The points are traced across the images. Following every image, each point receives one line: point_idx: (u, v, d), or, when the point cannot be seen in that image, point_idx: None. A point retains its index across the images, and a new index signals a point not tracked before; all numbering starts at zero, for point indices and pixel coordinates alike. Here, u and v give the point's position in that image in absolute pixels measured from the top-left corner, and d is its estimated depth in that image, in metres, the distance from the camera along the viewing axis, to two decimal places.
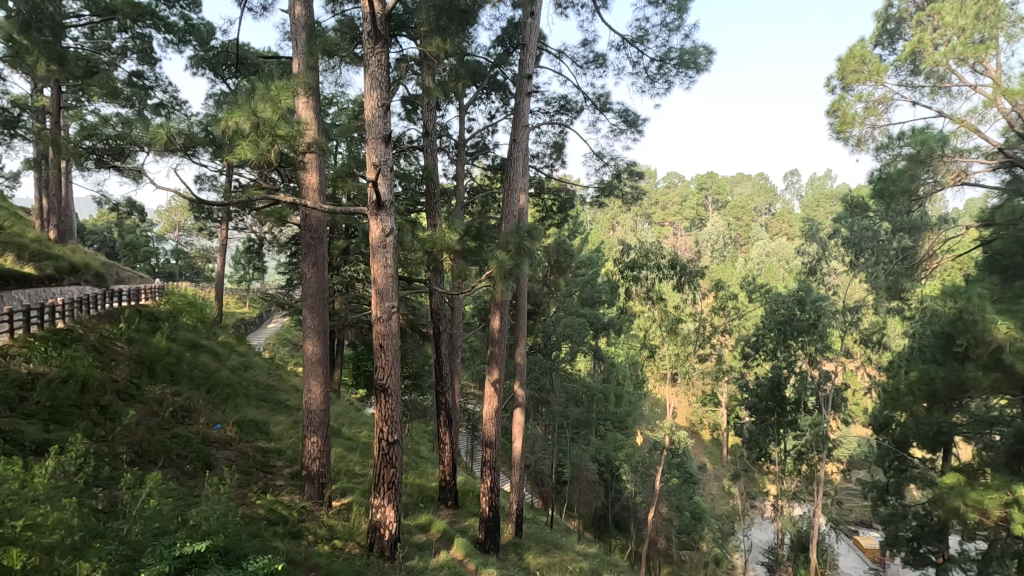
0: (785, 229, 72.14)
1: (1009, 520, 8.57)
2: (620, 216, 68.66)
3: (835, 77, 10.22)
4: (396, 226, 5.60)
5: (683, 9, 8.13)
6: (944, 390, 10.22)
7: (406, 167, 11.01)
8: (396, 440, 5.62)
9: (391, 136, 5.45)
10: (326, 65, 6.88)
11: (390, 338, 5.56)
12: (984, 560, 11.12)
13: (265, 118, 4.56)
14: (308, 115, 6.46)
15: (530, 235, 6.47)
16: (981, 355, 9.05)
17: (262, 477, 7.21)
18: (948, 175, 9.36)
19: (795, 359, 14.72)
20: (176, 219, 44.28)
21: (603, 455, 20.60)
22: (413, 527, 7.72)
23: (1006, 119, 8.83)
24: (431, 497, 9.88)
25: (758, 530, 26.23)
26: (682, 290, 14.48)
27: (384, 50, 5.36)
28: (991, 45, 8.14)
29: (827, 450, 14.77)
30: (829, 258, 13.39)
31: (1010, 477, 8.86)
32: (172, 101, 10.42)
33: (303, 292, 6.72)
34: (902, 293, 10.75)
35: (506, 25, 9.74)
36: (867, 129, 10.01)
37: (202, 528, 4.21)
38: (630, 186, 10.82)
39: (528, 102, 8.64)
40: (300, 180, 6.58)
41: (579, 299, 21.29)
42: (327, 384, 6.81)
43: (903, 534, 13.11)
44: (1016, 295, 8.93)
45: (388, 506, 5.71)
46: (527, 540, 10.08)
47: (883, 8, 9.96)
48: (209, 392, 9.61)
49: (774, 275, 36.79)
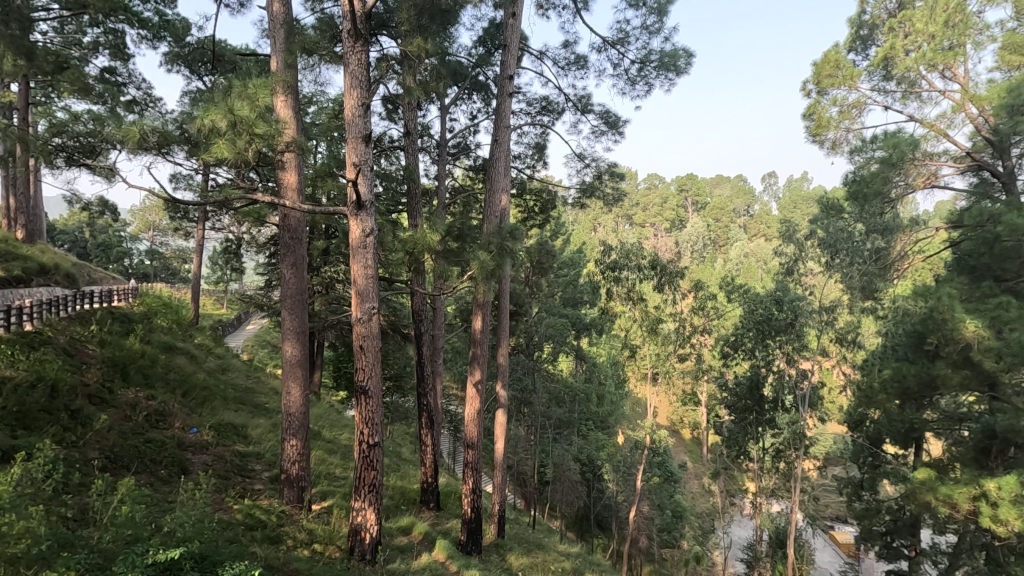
0: (763, 230, 73.42)
1: (977, 513, 8.80)
2: (601, 217, 69.07)
3: (811, 80, 10.43)
4: (376, 226, 5.53)
5: (662, 11, 8.21)
6: (916, 388, 10.37)
7: (387, 167, 10.95)
8: (377, 442, 5.56)
9: (371, 135, 5.39)
10: (305, 62, 6.79)
11: (371, 339, 5.50)
12: (955, 553, 11.41)
13: (242, 117, 4.46)
14: (286, 114, 6.38)
15: (512, 236, 6.47)
16: (952, 353, 9.30)
17: (239, 482, 7.08)
18: (919, 178, 9.69)
19: (773, 358, 14.95)
20: (150, 219, 43.39)
21: (585, 455, 20.70)
22: (395, 530, 7.66)
23: (973, 125, 9.12)
24: (413, 499, 9.81)
25: (737, 528, 26.69)
26: (663, 290, 14.64)
27: (364, 49, 5.34)
28: (959, 52, 8.45)
29: (804, 448, 15.08)
30: (806, 258, 13.62)
31: (979, 472, 9.12)
32: (146, 98, 10.17)
33: (282, 293, 6.63)
34: (876, 293, 11.00)
35: (488, 25, 9.73)
36: (842, 133, 10.23)
37: (177, 534, 4.11)
38: (612, 187, 10.88)
39: (509, 102, 8.63)
40: (279, 180, 6.50)
41: (561, 300, 21.38)
42: (306, 387, 6.72)
43: (877, 529, 13.41)
44: (983, 295, 9.22)
45: (369, 509, 5.65)
46: (509, 541, 10.09)
47: (857, 14, 10.15)
48: (185, 396, 9.40)
49: (751, 275, 37.42)
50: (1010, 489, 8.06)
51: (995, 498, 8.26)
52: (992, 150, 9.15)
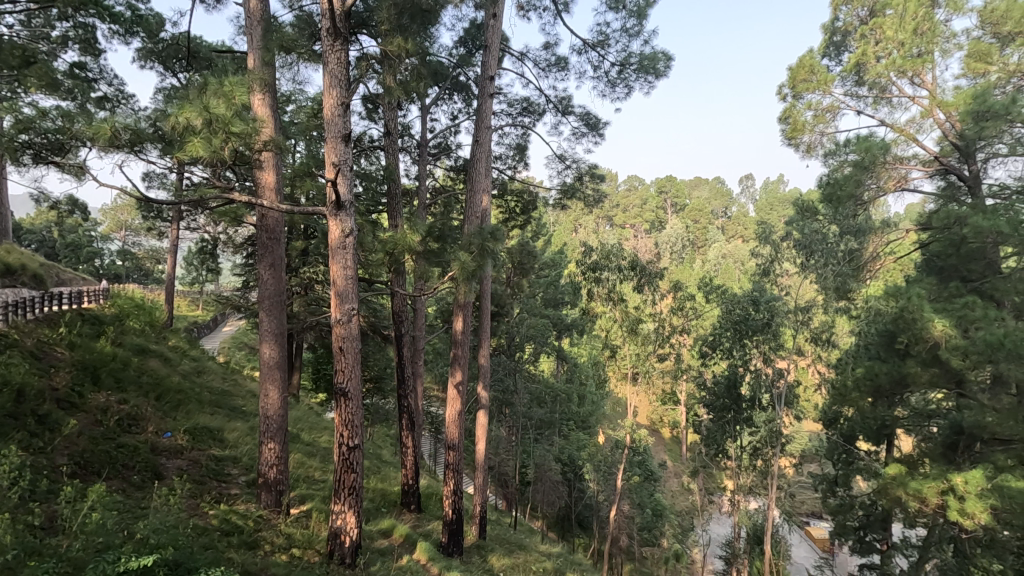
0: (740, 232, 74.64)
1: (945, 507, 9.05)
2: (582, 218, 69.71)
3: (786, 85, 10.65)
4: (356, 227, 5.48)
5: (642, 15, 8.29)
6: (888, 385, 10.62)
7: (367, 167, 10.88)
8: (357, 444, 5.51)
9: (351, 135, 5.34)
10: (283, 60, 6.70)
11: (350, 340, 5.44)
12: (925, 547, 11.70)
13: (218, 114, 4.38)
14: (264, 113, 6.32)
15: (493, 236, 6.45)
16: (921, 351, 9.58)
17: (215, 487, 6.94)
18: (890, 181, 9.97)
19: (750, 357, 15.16)
20: (122, 219, 42.45)
21: (566, 455, 20.76)
22: (375, 532, 7.59)
23: (941, 130, 9.42)
24: (393, 501, 9.74)
25: (716, 525, 27.16)
26: (642, 291, 14.76)
27: (344, 48, 5.30)
28: (927, 59, 8.74)
29: (781, 445, 15.34)
30: (782, 259, 13.88)
31: (947, 467, 9.37)
32: (117, 94, 9.91)
33: (260, 294, 6.54)
34: (849, 293, 11.25)
35: (469, 25, 9.72)
36: (817, 136, 10.46)
37: (150, 541, 4.03)
38: (592, 188, 10.96)
39: (490, 102, 8.64)
40: (256, 179, 6.42)
41: (543, 300, 21.45)
42: (284, 389, 6.63)
43: (851, 524, 13.68)
44: (951, 294, 9.56)
45: (349, 512, 5.58)
46: (491, 542, 10.07)
47: (831, 20, 10.35)
48: (158, 399, 9.18)
49: (729, 276, 38.08)
50: (977, 483, 8.36)
51: (962, 492, 8.51)
52: (958, 154, 9.49)
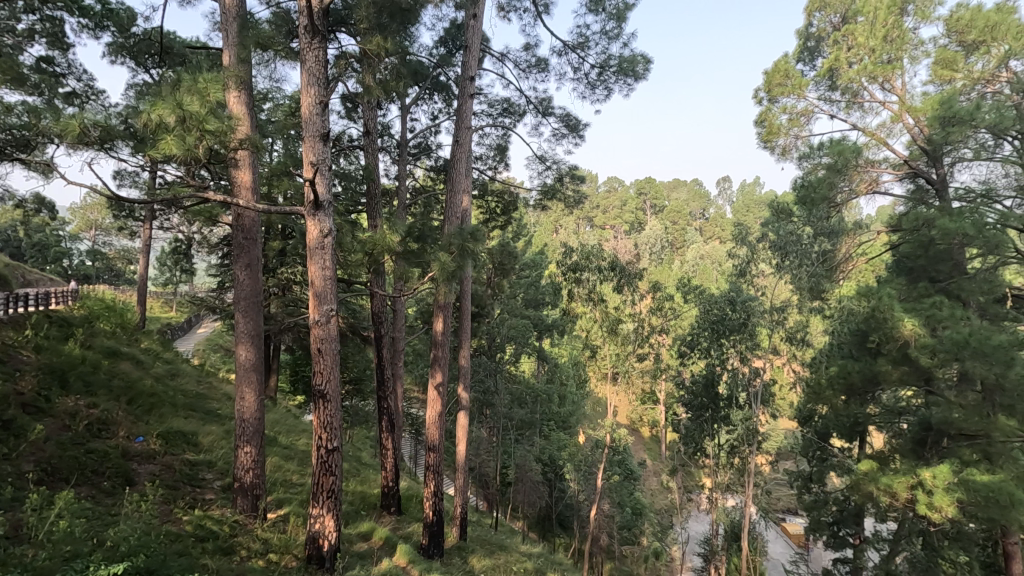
0: (718, 233, 75.78)
1: (914, 501, 9.27)
2: (562, 219, 70.12)
3: (762, 89, 10.86)
4: (334, 227, 5.42)
5: (621, 18, 8.36)
6: (860, 383, 10.86)
7: (346, 166, 10.79)
8: (336, 447, 5.44)
9: (330, 134, 5.28)
10: (259, 57, 6.61)
11: (328, 341, 5.37)
12: (895, 540, 11.99)
13: (192, 112, 4.27)
14: (239, 110, 6.24)
15: (474, 237, 6.42)
16: (892, 350, 9.84)
17: (190, 492, 6.80)
18: (862, 184, 10.25)
19: (727, 357, 15.37)
20: (92, 218, 41.36)
21: (547, 455, 20.84)
22: (354, 536, 7.50)
23: (910, 134, 9.69)
24: (373, 504, 9.64)
25: (695, 523, 27.58)
26: (622, 291, 14.85)
27: (322, 45, 5.24)
28: (897, 65, 9.01)
29: (757, 443, 15.55)
30: (758, 260, 14.18)
31: (916, 463, 9.61)
32: (87, 90, 9.64)
33: (235, 295, 6.43)
34: (823, 293, 11.50)
35: (449, 25, 9.71)
36: (791, 139, 10.68)
37: (120, 550, 3.95)
38: (572, 190, 11.00)
39: (470, 103, 8.62)
40: (231, 178, 6.34)
41: (523, 301, 21.48)
42: (261, 391, 6.54)
43: (825, 520, 13.96)
44: (920, 295, 9.84)
45: (327, 515, 5.50)
46: (472, 543, 10.04)
47: (805, 26, 10.55)
48: (130, 403, 8.95)
49: (708, 277, 38.66)
50: (944, 477, 8.61)
51: (930, 486, 8.73)
52: (926, 158, 9.76)
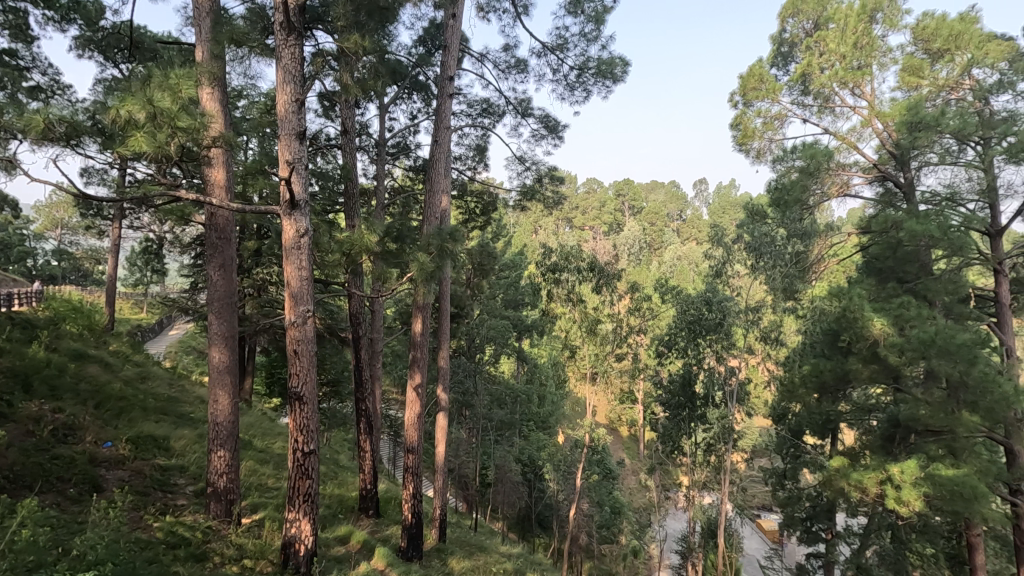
0: (695, 235, 76.82)
1: (883, 496, 9.50)
2: (541, 219, 70.35)
3: (737, 93, 11.05)
4: (311, 226, 5.35)
5: (600, 20, 8.42)
6: (832, 382, 11.08)
7: (323, 165, 10.66)
8: (312, 449, 5.37)
9: (306, 132, 5.21)
10: (233, 54, 6.50)
11: (305, 343, 5.29)
12: (865, 534, 12.28)
13: (163, 108, 4.16)
14: (213, 107, 6.13)
15: (452, 237, 6.40)
16: (862, 349, 10.09)
17: (161, 498, 6.62)
18: (833, 187, 10.56)
19: (704, 356, 15.57)
20: (58, 217, 40.07)
21: (526, 456, 20.87)
22: (331, 540, 7.40)
23: (879, 139, 9.97)
24: (351, 507, 9.53)
25: (672, 521, 27.95)
26: (601, 292, 14.94)
27: (298, 42, 5.17)
28: (866, 71, 9.28)
29: (732, 441, 15.75)
30: (733, 261, 14.46)
31: (885, 459, 9.84)
32: (53, 84, 9.34)
33: (209, 295, 6.30)
34: (796, 293, 11.74)
35: (428, 25, 9.68)
36: (765, 142, 10.89)
37: (87, 559, 3.84)
38: (551, 191, 11.04)
39: (449, 103, 8.59)
40: (203, 176, 6.27)
41: (503, 302, 21.46)
42: (235, 394, 6.41)
43: (798, 515, 14.23)
44: (889, 295, 10.12)
45: (304, 520, 5.41)
46: (452, 545, 9.99)
47: (779, 32, 10.76)
48: (98, 407, 8.69)
49: (685, 278, 39.19)
50: (912, 471, 8.82)
51: (899, 481, 8.94)
52: (895, 162, 10.05)
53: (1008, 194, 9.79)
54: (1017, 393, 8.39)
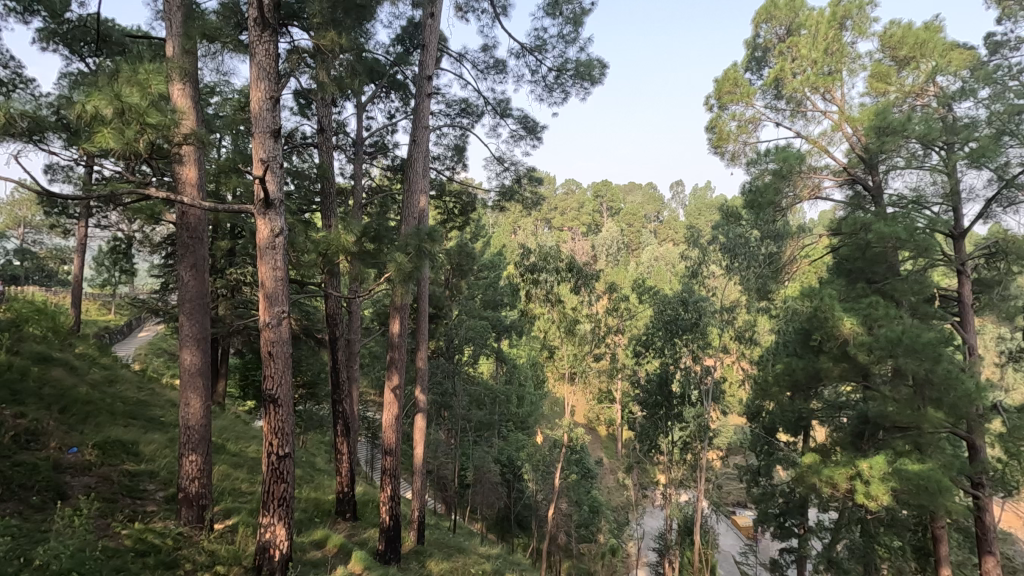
0: (671, 236, 77.69)
1: (853, 491, 9.74)
2: (520, 220, 70.50)
3: (713, 96, 11.22)
4: (286, 226, 5.26)
5: (578, 22, 8.47)
6: (804, 380, 11.32)
7: (299, 164, 10.50)
8: (288, 453, 5.28)
9: (281, 130, 5.12)
10: (205, 49, 6.35)
11: (280, 345, 5.20)
12: (836, 529, 12.58)
13: (132, 104, 4.04)
14: (184, 103, 5.99)
15: (431, 237, 6.36)
16: (833, 348, 10.33)
17: (129, 504, 6.44)
18: (805, 190, 10.80)
19: (680, 356, 15.77)
20: (20, 215, 38.72)
21: (505, 456, 20.87)
22: (308, 544, 7.29)
23: (849, 143, 10.23)
24: (327, 510, 9.41)
25: (650, 518, 28.26)
26: (579, 292, 15.01)
27: (273, 39, 5.09)
28: (837, 77, 9.52)
29: (708, 439, 15.97)
30: (708, 262, 14.67)
31: (855, 455, 10.08)
32: (14, 78, 9.00)
33: (180, 296, 6.15)
34: (769, 294, 11.96)
35: (406, 24, 9.62)
36: (740, 145, 11.08)
37: None
38: (530, 191, 11.05)
39: (428, 102, 8.53)
40: (174, 174, 6.12)
41: (481, 302, 21.40)
42: (208, 397, 6.28)
43: (772, 511, 14.50)
44: (858, 295, 10.39)
45: (279, 524, 5.31)
46: (430, 547, 9.93)
47: (753, 37, 10.94)
48: (62, 412, 8.41)
49: (662, 279, 39.64)
50: (879, 467, 9.08)
51: (868, 477, 9.17)
52: (864, 166, 10.33)
53: (970, 198, 10.13)
54: (978, 389, 8.70)
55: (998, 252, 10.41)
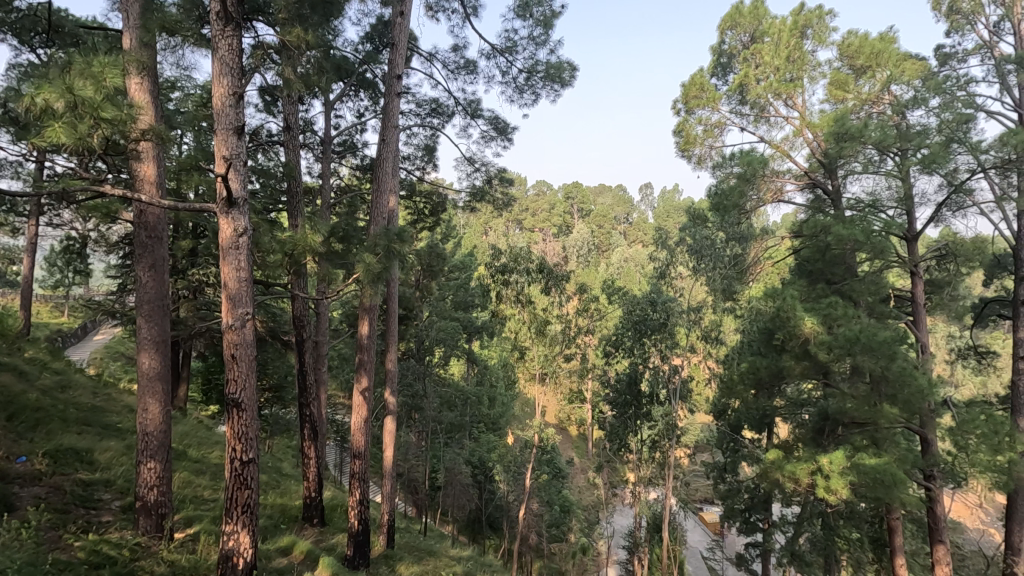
0: (641, 237, 78.57)
1: (815, 485, 10.02)
2: (492, 221, 70.45)
3: (680, 100, 11.43)
4: (250, 226, 5.13)
5: (548, 25, 8.52)
6: (768, 378, 11.61)
7: (264, 162, 10.26)
8: (252, 458, 5.14)
9: (245, 128, 5.00)
10: (165, 43, 6.16)
11: (243, 347, 5.05)
12: (799, 523, 12.93)
13: (85, 98, 3.87)
14: (142, 98, 5.81)
15: (400, 238, 6.28)
16: (795, 346, 10.61)
17: (83, 515, 6.17)
18: (768, 193, 11.11)
19: (649, 355, 16.00)
20: None
21: (476, 458, 20.81)
22: (273, 551, 7.12)
23: (810, 148, 10.55)
24: (294, 516, 9.21)
25: (620, 517, 28.53)
26: (550, 293, 15.07)
27: (236, 34, 4.96)
28: (798, 84, 9.83)
29: (676, 437, 16.19)
30: (676, 263, 14.91)
31: (816, 451, 10.37)
32: None
33: (137, 298, 5.93)
34: (735, 294, 12.23)
35: (376, 22, 9.52)
36: (706, 149, 11.33)
37: None
38: (501, 192, 11.05)
39: (397, 102, 8.44)
40: (132, 171, 5.93)
41: (452, 303, 21.28)
42: (168, 402, 6.07)
43: (738, 507, 14.81)
44: (818, 296, 10.71)
45: (243, 531, 5.15)
46: (400, 551, 9.82)
47: (719, 43, 11.19)
48: (10, 419, 8.00)
49: (632, 279, 40.11)
50: (839, 462, 9.38)
51: (828, 471, 9.45)
52: (823, 171, 10.66)
53: (922, 202, 10.56)
54: (930, 386, 9.06)
55: (948, 254, 10.87)
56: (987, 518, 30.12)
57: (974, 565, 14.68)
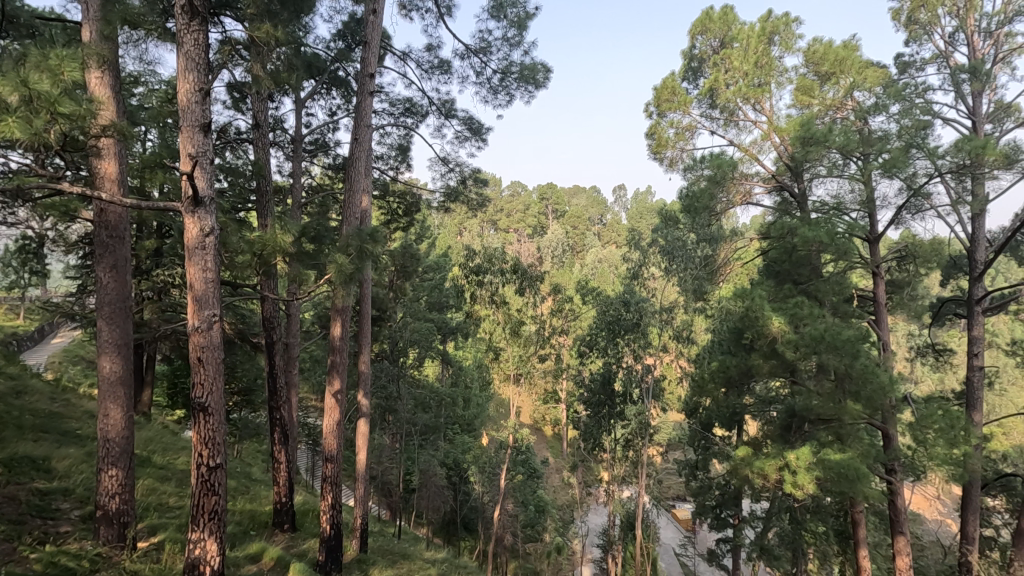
0: (615, 237, 79.44)
1: (782, 481, 10.25)
2: (466, 222, 70.26)
3: (652, 103, 11.58)
4: (217, 225, 5.01)
5: (523, 26, 8.54)
6: (738, 377, 11.84)
7: (232, 160, 10.03)
8: (219, 463, 5.01)
9: (212, 125, 4.87)
10: (127, 36, 5.95)
11: (210, 350, 4.92)
12: (768, 517, 13.20)
13: (41, 92, 3.71)
14: (103, 93, 5.58)
15: (373, 239, 6.19)
16: (763, 345, 10.83)
17: (41, 526, 5.93)
18: (737, 196, 11.35)
19: (622, 355, 16.17)
20: None
21: (451, 459, 20.69)
22: (242, 559, 6.96)
23: (776, 151, 10.82)
24: (264, 522, 9.01)
25: (594, 516, 28.75)
26: (524, 294, 15.13)
27: (202, 28, 4.84)
28: (766, 89, 10.08)
29: (649, 436, 16.38)
30: (648, 264, 15.10)
31: (783, 447, 10.63)
32: None
33: (97, 300, 5.72)
34: (705, 294, 12.44)
35: (348, 20, 9.41)
36: (678, 151, 11.51)
37: None
38: (475, 192, 11.04)
39: (370, 101, 8.34)
40: (91, 168, 5.70)
41: (427, 304, 21.14)
42: (130, 407, 5.87)
43: (709, 503, 15.06)
44: (785, 296, 10.98)
45: (210, 539, 5.01)
46: (373, 555, 9.69)
47: (690, 47, 11.35)
48: None
49: (605, 280, 40.55)
50: (806, 457, 9.64)
51: (795, 467, 9.69)
52: (790, 174, 10.93)
53: (884, 205, 10.92)
54: (891, 382, 9.37)
55: (908, 255, 11.27)
56: (943, 509, 31.44)
57: (932, 554, 15.24)
